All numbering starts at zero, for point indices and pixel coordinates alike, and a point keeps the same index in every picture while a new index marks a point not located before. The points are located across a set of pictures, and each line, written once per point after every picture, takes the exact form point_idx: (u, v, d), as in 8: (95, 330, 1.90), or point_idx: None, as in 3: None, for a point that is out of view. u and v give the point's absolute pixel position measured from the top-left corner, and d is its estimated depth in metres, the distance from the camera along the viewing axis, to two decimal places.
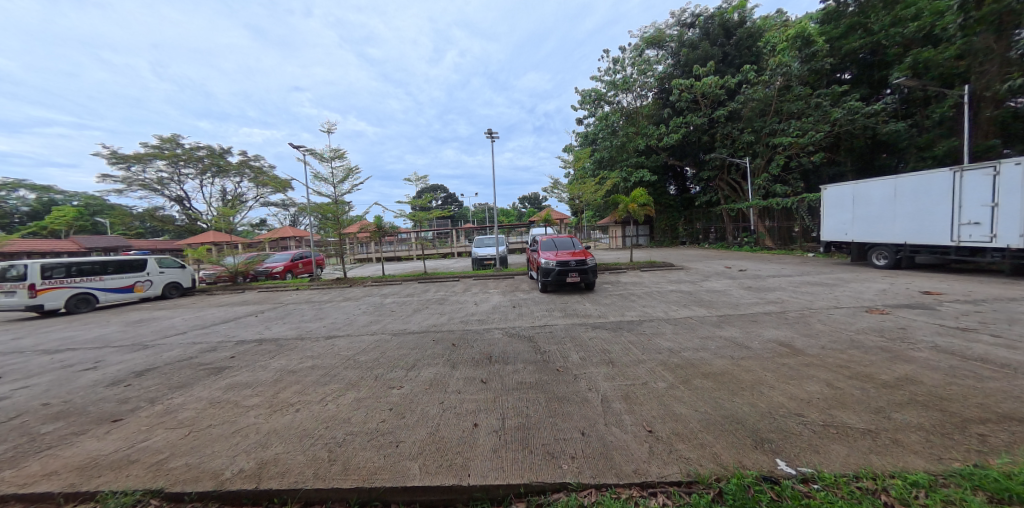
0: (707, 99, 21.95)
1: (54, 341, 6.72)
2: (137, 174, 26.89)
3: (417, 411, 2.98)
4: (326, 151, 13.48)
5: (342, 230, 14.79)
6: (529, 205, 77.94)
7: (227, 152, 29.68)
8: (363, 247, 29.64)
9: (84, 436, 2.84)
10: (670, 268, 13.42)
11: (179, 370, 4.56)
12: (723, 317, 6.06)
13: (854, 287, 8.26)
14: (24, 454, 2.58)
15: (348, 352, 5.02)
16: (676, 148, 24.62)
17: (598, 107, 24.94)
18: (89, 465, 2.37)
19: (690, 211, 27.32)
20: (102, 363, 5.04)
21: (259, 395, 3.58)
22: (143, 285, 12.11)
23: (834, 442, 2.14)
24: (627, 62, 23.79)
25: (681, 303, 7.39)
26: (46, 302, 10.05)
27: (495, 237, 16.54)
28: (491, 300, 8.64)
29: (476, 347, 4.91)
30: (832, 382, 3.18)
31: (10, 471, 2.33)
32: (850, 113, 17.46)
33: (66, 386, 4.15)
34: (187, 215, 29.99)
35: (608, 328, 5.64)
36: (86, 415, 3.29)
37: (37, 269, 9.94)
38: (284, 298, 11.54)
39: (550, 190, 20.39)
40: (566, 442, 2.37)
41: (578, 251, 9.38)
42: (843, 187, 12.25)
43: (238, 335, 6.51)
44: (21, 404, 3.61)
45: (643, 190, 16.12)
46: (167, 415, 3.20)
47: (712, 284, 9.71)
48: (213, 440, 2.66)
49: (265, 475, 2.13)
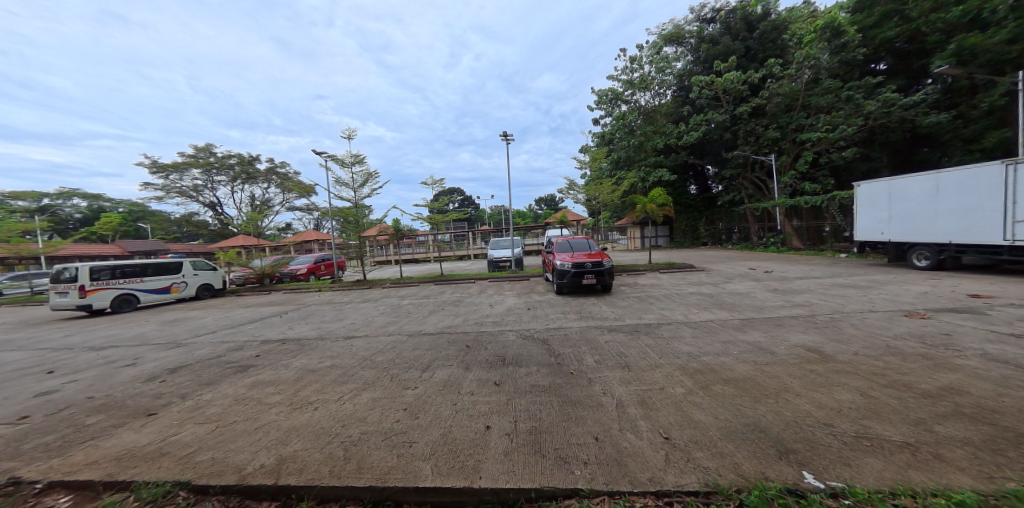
0: (729, 95, 21.29)
1: (98, 339, 7.22)
2: (175, 182, 28.63)
3: (431, 412, 3.01)
4: (346, 156, 13.85)
5: (363, 233, 15.23)
6: (543, 207, 78.01)
7: (256, 160, 31.12)
8: (381, 249, 30.37)
9: (122, 429, 3.03)
10: (691, 270, 13.07)
11: (208, 367, 4.79)
12: (746, 320, 5.84)
13: (892, 290, 7.79)
14: (70, 443, 2.79)
15: (364, 352, 5.13)
16: (696, 147, 24.06)
17: (614, 107, 24.60)
18: (125, 457, 2.52)
19: (712, 211, 26.43)
20: (140, 360, 5.37)
21: (280, 393, 3.71)
22: (179, 286, 12.84)
23: (867, 455, 2.01)
24: (645, 60, 23.47)
25: (701, 306, 7.13)
26: (94, 302, 10.80)
27: (510, 238, 16.61)
28: (507, 302, 8.69)
29: (489, 349, 4.94)
30: (865, 390, 2.99)
31: (58, 460, 2.52)
32: (885, 105, 16.47)
33: (108, 381, 4.44)
34: (219, 220, 31.63)
35: (624, 331, 5.52)
36: (125, 408, 3.50)
37: (86, 271, 10.75)
38: (307, 299, 11.96)
39: (566, 191, 20.35)
40: (579, 447, 2.33)
41: (594, 252, 9.27)
42: (878, 185, 11.53)
43: (263, 334, 6.81)
44: (68, 397, 3.90)
45: (663, 190, 15.64)
46: (196, 410, 3.37)
47: (735, 286, 9.38)
48: (237, 435, 2.78)
49: (283, 472, 2.20)
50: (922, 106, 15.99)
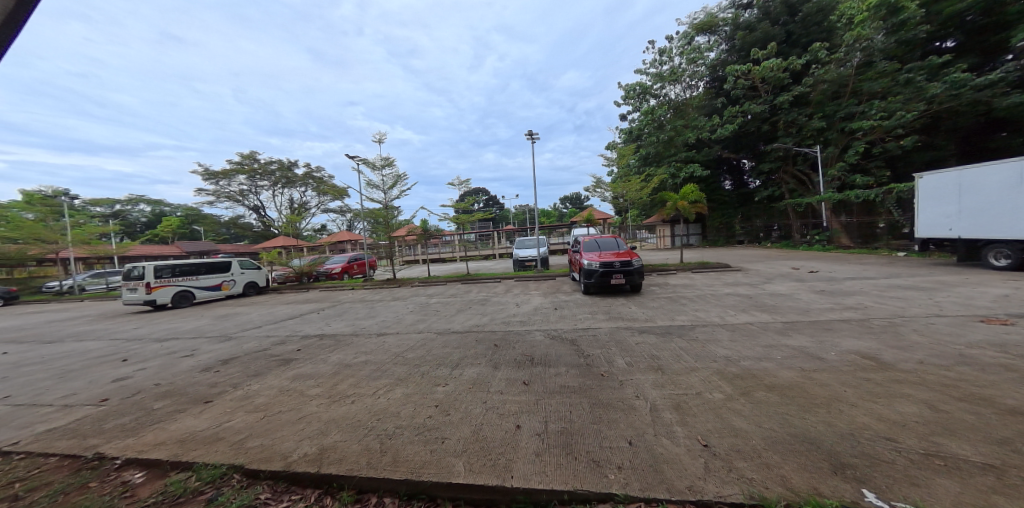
0: (769, 84, 20.00)
1: (161, 332, 7.94)
2: (224, 187, 31.04)
3: (461, 410, 3.05)
4: (376, 159, 14.36)
5: (392, 233, 15.74)
6: (569, 206, 77.08)
7: (295, 165, 33.04)
8: (409, 249, 31.32)
9: (184, 414, 3.32)
10: (726, 269, 12.42)
11: (255, 360, 5.14)
12: (790, 324, 5.46)
13: (961, 292, 7.00)
14: (141, 425, 3.09)
15: (396, 349, 5.30)
16: (730, 140, 22.93)
17: (643, 101, 23.91)
18: (186, 440, 2.75)
19: (748, 208, 24.77)
20: (197, 351, 5.86)
21: (320, 386, 3.91)
22: (228, 284, 13.89)
23: (939, 475, 1.81)
24: (675, 51, 22.64)
25: (738, 308, 6.75)
26: (157, 298, 11.91)
27: (536, 237, 16.55)
28: (533, 301, 8.66)
29: (517, 348, 4.93)
30: (934, 404, 2.70)
31: (132, 439, 2.80)
32: (954, 87, 14.76)
33: (171, 369, 4.88)
34: (262, 222, 33.95)
35: (656, 333, 5.34)
36: (185, 395, 3.84)
37: (151, 269, 11.87)
38: (341, 297, 12.55)
39: (592, 189, 20.09)
40: (612, 451, 2.28)
41: (623, 251, 9.02)
42: (943, 175, 10.42)
43: (303, 330, 7.22)
44: (139, 383, 4.32)
45: (695, 187, 14.97)
46: (246, 399, 3.63)
47: (776, 287, 8.81)
48: (282, 424, 2.96)
49: (325, 461, 2.32)
50: (999, 87, 14.21)
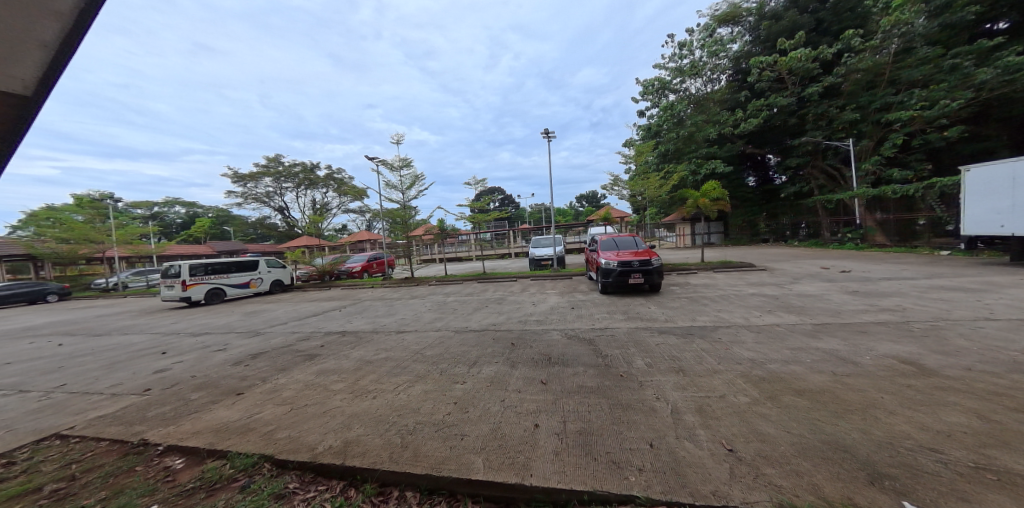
0: (796, 75, 19.08)
1: (196, 327, 8.39)
2: (251, 189, 32.44)
3: (480, 407, 3.08)
4: (395, 160, 14.64)
5: (410, 232, 16.02)
6: (585, 204, 76.26)
7: (317, 168, 34.14)
8: (427, 248, 31.82)
9: (218, 405, 3.50)
10: (750, 269, 11.97)
11: (282, 355, 5.35)
12: (820, 326, 5.21)
13: (1013, 294, 6.49)
14: (180, 414, 3.28)
15: (415, 346, 5.40)
16: (755, 135, 22.05)
17: (662, 97, 23.35)
18: (220, 429, 2.91)
19: (774, 205, 23.94)
20: (229, 346, 6.17)
21: (343, 381, 4.04)
22: (256, 281, 14.52)
23: (991, 491, 1.68)
24: (695, 45, 21.99)
25: (764, 309, 6.49)
26: (192, 295, 12.57)
27: (552, 236, 16.45)
28: (549, 300, 8.62)
29: (535, 347, 4.93)
30: (983, 413, 2.52)
31: (173, 427, 2.98)
32: (1009, 71, 13.92)
33: (206, 362, 5.17)
34: (287, 222, 35.28)
35: (676, 333, 5.22)
36: (219, 387, 4.05)
37: (186, 268, 12.55)
38: (362, 295, 12.89)
39: (610, 187, 19.82)
40: (633, 452, 2.24)
41: (641, 250, 8.84)
42: (993, 168, 9.67)
43: (326, 326, 7.46)
44: (177, 375, 4.59)
45: (717, 184, 14.49)
46: (274, 392, 3.79)
47: (804, 287, 8.43)
48: (308, 417, 3.08)
49: (349, 453, 2.39)
50: None
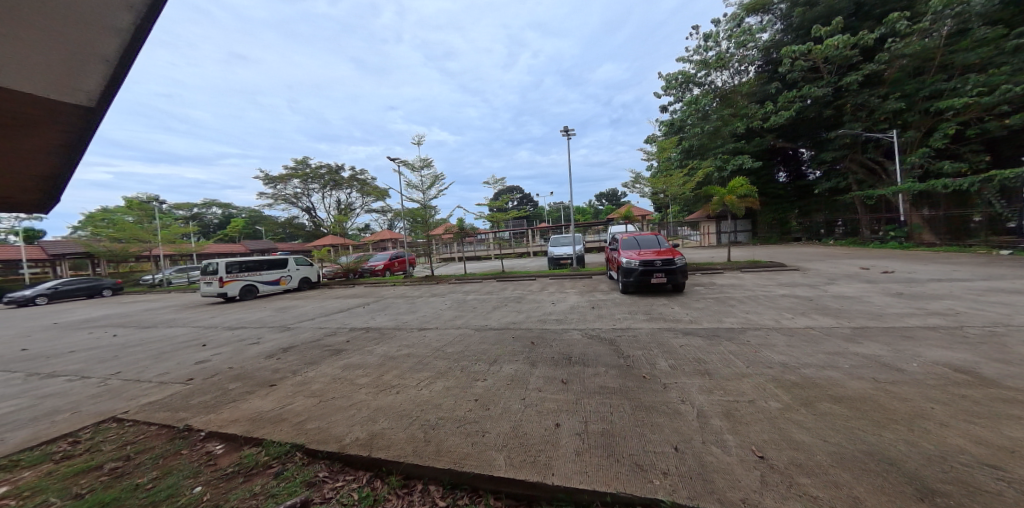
0: (833, 64, 17.97)
1: (232, 321, 8.90)
2: (281, 191, 33.97)
3: (500, 405, 3.09)
4: (415, 161, 14.94)
5: (430, 231, 16.30)
6: (605, 202, 75.07)
7: (341, 169, 35.31)
8: (446, 247, 32.29)
9: (253, 395, 3.70)
10: (781, 269, 11.41)
11: (311, 349, 5.59)
12: (859, 330, 4.90)
13: None
14: (220, 403, 3.49)
15: (436, 343, 5.51)
16: (786, 128, 20.99)
17: (685, 91, 22.61)
18: (256, 418, 3.07)
19: (806, 201, 22.75)
20: (262, 339, 6.50)
21: (367, 375, 4.17)
22: (286, 279, 15.20)
23: None
24: (722, 35, 21.15)
25: (796, 311, 6.17)
26: (228, 291, 13.32)
27: (571, 235, 16.29)
28: (569, 300, 8.55)
29: (555, 347, 4.91)
30: None
31: (213, 415, 3.17)
32: None
33: (242, 355, 5.47)
34: (314, 222, 36.73)
35: (701, 335, 5.05)
36: (254, 378, 4.28)
37: (223, 265, 13.30)
38: (384, 292, 13.24)
39: (631, 185, 19.44)
40: (657, 455, 2.19)
41: (664, 249, 8.61)
42: None
43: (351, 323, 7.72)
44: (216, 366, 4.88)
45: (745, 180, 13.88)
46: (304, 385, 3.96)
47: (842, 289, 7.94)
48: (336, 409, 3.20)
49: (375, 446, 2.47)
50: None
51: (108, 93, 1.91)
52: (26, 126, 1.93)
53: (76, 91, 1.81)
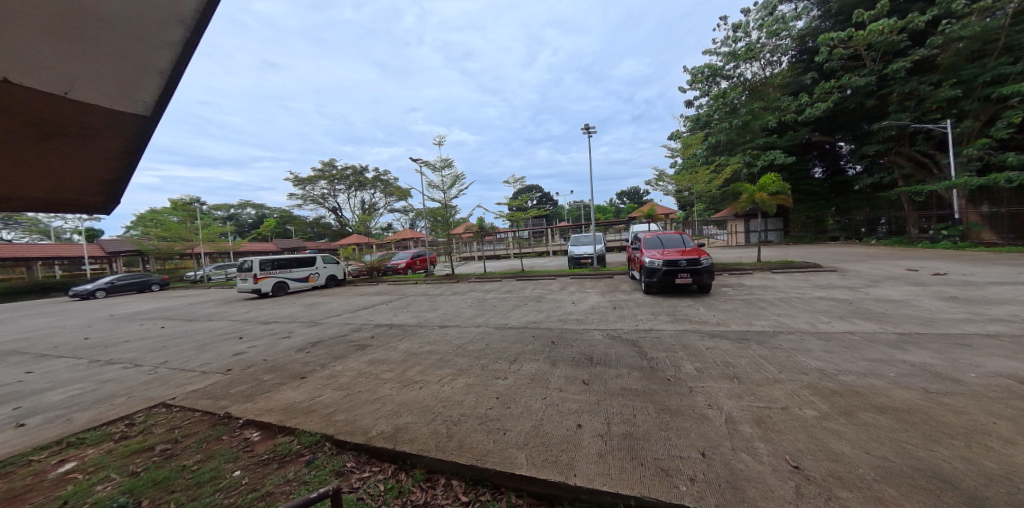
0: (876, 51, 16.79)
1: (265, 316, 9.38)
2: (310, 192, 35.47)
3: (521, 404, 3.10)
4: (436, 161, 15.18)
5: (451, 230, 16.52)
6: (626, 201, 73.51)
7: (365, 170, 36.41)
8: (466, 246, 32.66)
9: (286, 386, 3.89)
10: (817, 270, 10.77)
11: (338, 344, 5.81)
12: (907, 336, 4.55)
13: None
14: (255, 393, 3.70)
15: (457, 341, 5.58)
16: (823, 120, 19.88)
17: (712, 84, 21.78)
18: (289, 408, 3.22)
19: (845, 199, 21.35)
20: (293, 334, 6.82)
21: (391, 371, 4.28)
22: (314, 276, 15.88)
23: None
24: (752, 25, 20.21)
25: (834, 314, 5.81)
26: (262, 287, 14.08)
27: (592, 234, 16.06)
28: (589, 300, 8.45)
29: (576, 347, 4.87)
30: None
31: (249, 404, 3.36)
32: None
33: (275, 348, 5.76)
34: (340, 222, 38.12)
35: (729, 338, 4.85)
36: (286, 371, 4.49)
37: (257, 263, 14.07)
38: (406, 290, 13.55)
39: (654, 183, 18.94)
40: (683, 460, 2.13)
41: (689, 249, 8.33)
42: None
43: (375, 319, 7.96)
44: (251, 358, 5.17)
45: (776, 176, 13.23)
46: (331, 378, 4.12)
47: (886, 291, 7.39)
48: (362, 403, 3.31)
49: (399, 439, 2.54)
50: None
51: (161, 103, 2.05)
52: (92, 136, 2.11)
53: (134, 101, 1.95)
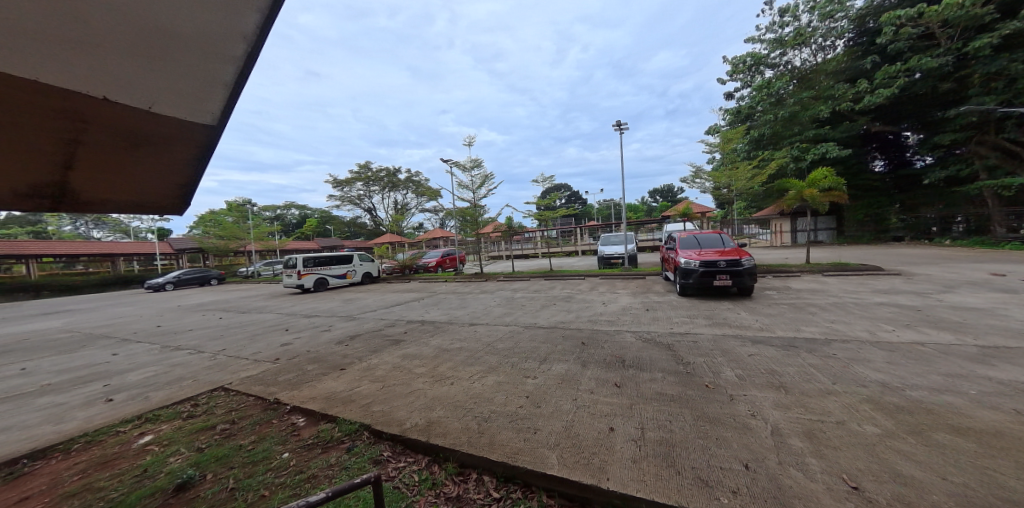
0: (953, 28, 14.97)
1: (308, 310, 10.03)
2: (348, 193, 37.40)
3: (551, 404, 3.08)
4: (466, 162, 15.45)
5: (479, 230, 16.75)
6: (659, 199, 70.85)
7: (398, 172, 37.80)
8: (494, 245, 32.97)
9: (328, 376, 4.13)
10: (879, 273, 9.77)
11: (374, 338, 6.08)
12: (991, 349, 4.01)
13: None
14: (300, 381, 3.96)
15: (486, 339, 5.64)
16: (885, 107, 18.10)
17: (755, 74, 20.46)
18: (330, 397, 3.42)
19: (912, 194, 19.18)
20: (333, 327, 7.23)
21: (423, 366, 4.42)
22: (351, 273, 16.74)
23: None
24: (802, 8, 18.73)
25: (899, 322, 5.24)
26: (305, 283, 15.08)
27: (623, 233, 15.63)
28: (620, 301, 8.23)
29: (607, 349, 4.75)
30: None
31: (295, 391, 3.61)
32: None
33: (317, 340, 6.14)
34: (375, 221, 39.88)
35: (775, 345, 4.53)
36: (328, 362, 4.77)
37: (300, 260, 15.08)
38: (437, 288, 13.93)
39: (690, 180, 18.10)
40: (723, 471, 2.02)
41: (729, 249, 7.87)
42: None
43: (407, 315, 8.23)
44: (297, 349, 5.55)
45: (829, 171, 12.20)
46: (368, 371, 4.32)
47: (964, 298, 6.56)
48: (396, 395, 3.44)
49: (433, 432, 2.61)
50: None
51: (226, 114, 2.24)
52: (168, 145, 2.34)
53: (203, 112, 2.15)
